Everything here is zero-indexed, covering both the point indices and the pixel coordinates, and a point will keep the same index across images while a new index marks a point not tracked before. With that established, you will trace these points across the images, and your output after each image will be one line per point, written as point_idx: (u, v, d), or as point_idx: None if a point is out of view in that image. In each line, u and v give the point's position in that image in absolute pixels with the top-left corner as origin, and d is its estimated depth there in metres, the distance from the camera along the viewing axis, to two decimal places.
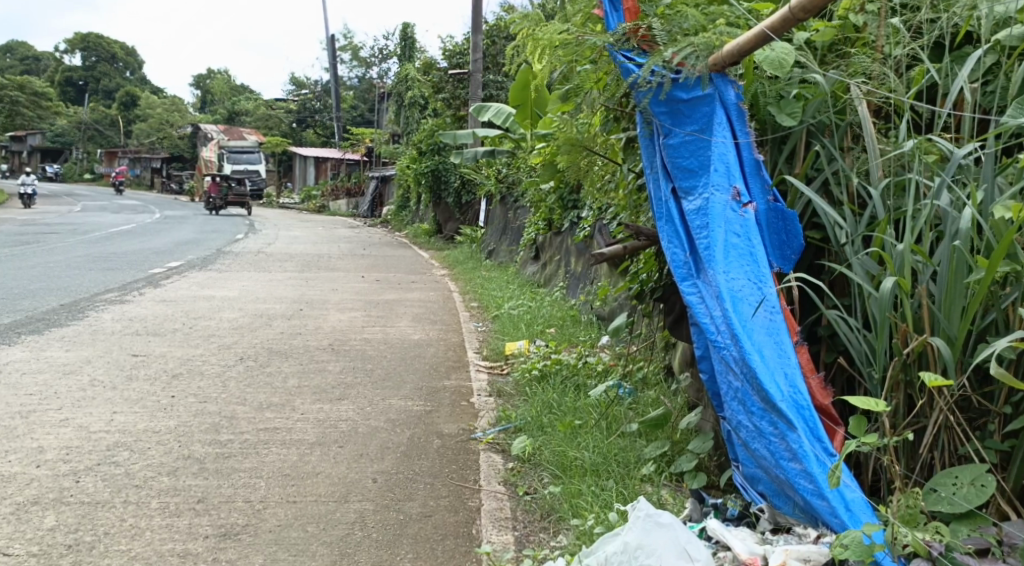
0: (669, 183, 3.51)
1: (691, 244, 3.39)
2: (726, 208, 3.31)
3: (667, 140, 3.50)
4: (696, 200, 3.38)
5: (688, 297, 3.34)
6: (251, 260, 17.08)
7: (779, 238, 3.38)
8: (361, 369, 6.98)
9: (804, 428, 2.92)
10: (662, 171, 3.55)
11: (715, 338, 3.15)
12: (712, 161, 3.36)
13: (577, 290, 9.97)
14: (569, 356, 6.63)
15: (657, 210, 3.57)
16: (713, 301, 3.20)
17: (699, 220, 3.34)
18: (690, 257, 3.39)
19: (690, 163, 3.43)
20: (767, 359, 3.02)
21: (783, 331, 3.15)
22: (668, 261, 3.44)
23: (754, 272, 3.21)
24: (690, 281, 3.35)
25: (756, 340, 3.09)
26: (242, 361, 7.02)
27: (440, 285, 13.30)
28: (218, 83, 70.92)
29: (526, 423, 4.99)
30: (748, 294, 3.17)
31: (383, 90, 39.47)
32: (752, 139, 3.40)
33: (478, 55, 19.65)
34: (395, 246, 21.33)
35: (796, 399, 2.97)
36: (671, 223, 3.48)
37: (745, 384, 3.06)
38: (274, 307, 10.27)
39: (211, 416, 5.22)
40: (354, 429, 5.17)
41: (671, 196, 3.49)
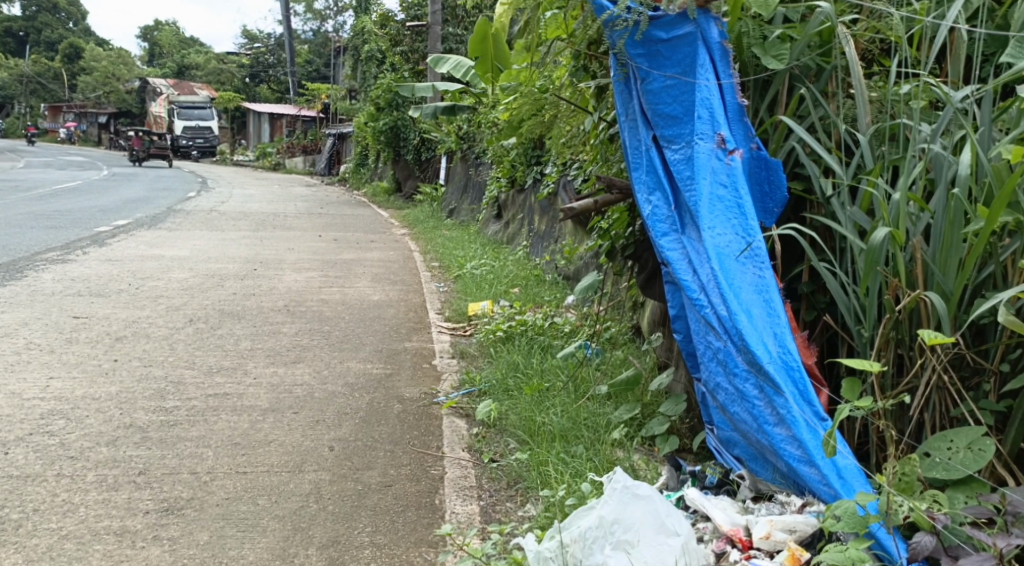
0: (649, 131, 3.29)
1: (673, 196, 3.19)
2: (712, 156, 3.11)
3: (647, 84, 3.28)
4: (681, 148, 3.18)
5: (668, 252, 3.14)
6: (203, 218, 16.61)
7: (762, 190, 3.21)
8: (317, 331, 6.70)
9: (793, 391, 2.75)
10: (641, 118, 3.34)
11: (700, 296, 2.96)
12: (697, 106, 3.17)
13: (541, 249, 9.75)
14: (533, 317, 6.42)
15: (633, 161, 3.35)
16: (699, 256, 3.01)
17: (685, 170, 3.15)
18: (671, 210, 3.18)
19: (673, 110, 3.23)
20: (755, 317, 2.85)
21: (773, 288, 2.97)
22: (647, 215, 3.23)
23: (742, 224, 3.03)
24: (671, 236, 3.15)
25: (743, 298, 2.91)
26: (192, 323, 6.76)
27: (399, 244, 13.00)
28: (168, 37, 68.98)
29: (491, 387, 4.76)
30: (735, 249, 3.00)
31: (339, 45, 38.63)
32: (737, 82, 3.21)
33: (437, 8, 19.16)
34: (353, 205, 20.91)
35: (786, 359, 2.80)
36: (651, 174, 3.26)
37: (729, 345, 2.88)
38: (227, 267, 9.93)
39: (157, 383, 4.95)
40: (309, 394, 4.92)
41: (651, 145, 3.27)
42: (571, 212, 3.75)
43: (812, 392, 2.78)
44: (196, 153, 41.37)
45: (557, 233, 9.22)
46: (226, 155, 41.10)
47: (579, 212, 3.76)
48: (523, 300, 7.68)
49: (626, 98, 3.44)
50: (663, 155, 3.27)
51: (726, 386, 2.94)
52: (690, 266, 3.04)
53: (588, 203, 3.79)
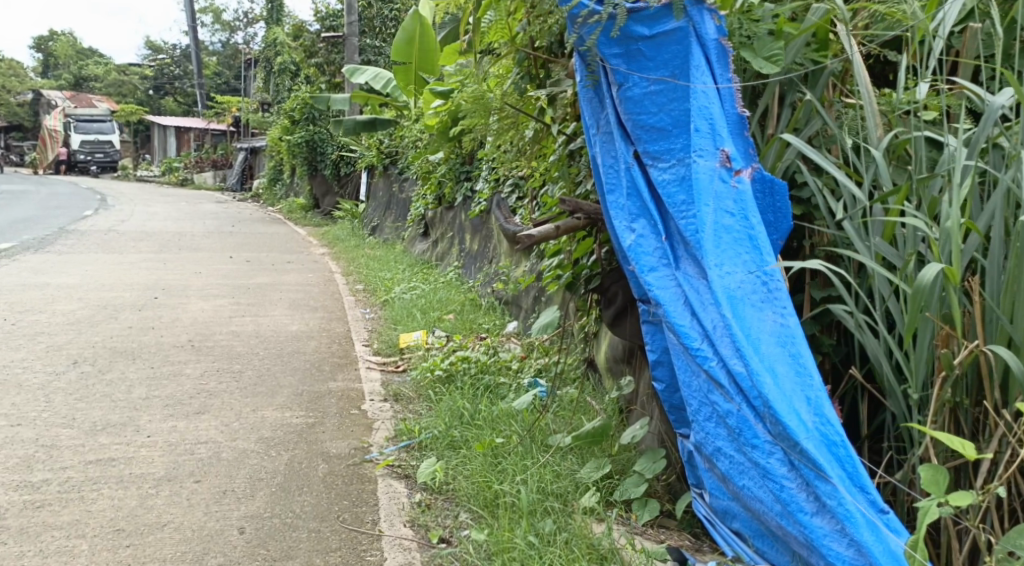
0: (629, 146, 2.79)
1: (662, 224, 2.69)
2: (714, 176, 2.63)
3: (626, 90, 2.79)
4: (672, 166, 2.69)
5: (656, 291, 2.63)
6: (101, 239, 15.55)
7: (765, 217, 2.75)
8: (225, 371, 5.94)
9: (842, 474, 2.23)
10: (618, 129, 2.84)
11: (704, 347, 2.45)
12: (692, 117, 2.69)
13: (475, 270, 9.11)
14: (475, 350, 5.78)
15: (608, 181, 2.84)
16: (702, 297, 2.52)
17: (677, 193, 2.66)
18: (661, 240, 2.69)
19: (660, 120, 2.74)
20: (783, 378, 2.34)
21: (800, 340, 2.46)
22: (629, 245, 2.72)
23: (755, 261, 2.54)
24: (662, 272, 2.65)
25: (764, 353, 2.41)
26: (77, 366, 6.01)
27: (319, 265, 12.22)
28: (70, 48, 66.35)
29: (432, 440, 4.10)
30: (748, 292, 2.50)
31: (251, 58, 37.42)
32: (735, 88, 2.75)
33: (353, 18, 18.42)
34: (269, 222, 19.94)
35: (824, 431, 2.29)
36: (633, 197, 2.77)
37: (745, 410, 2.35)
38: (125, 296, 9.03)
39: (27, 450, 4.18)
40: (215, 454, 4.18)
41: (633, 161, 2.77)
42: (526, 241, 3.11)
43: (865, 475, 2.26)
44: (98, 170, 39.49)
45: (493, 255, 8.60)
46: (131, 169, 39.23)
47: (537, 241, 3.13)
48: (459, 329, 7.01)
49: (596, 107, 2.94)
50: (646, 174, 2.77)
51: (732, 457, 2.40)
52: (689, 310, 2.54)
53: (548, 229, 3.16)
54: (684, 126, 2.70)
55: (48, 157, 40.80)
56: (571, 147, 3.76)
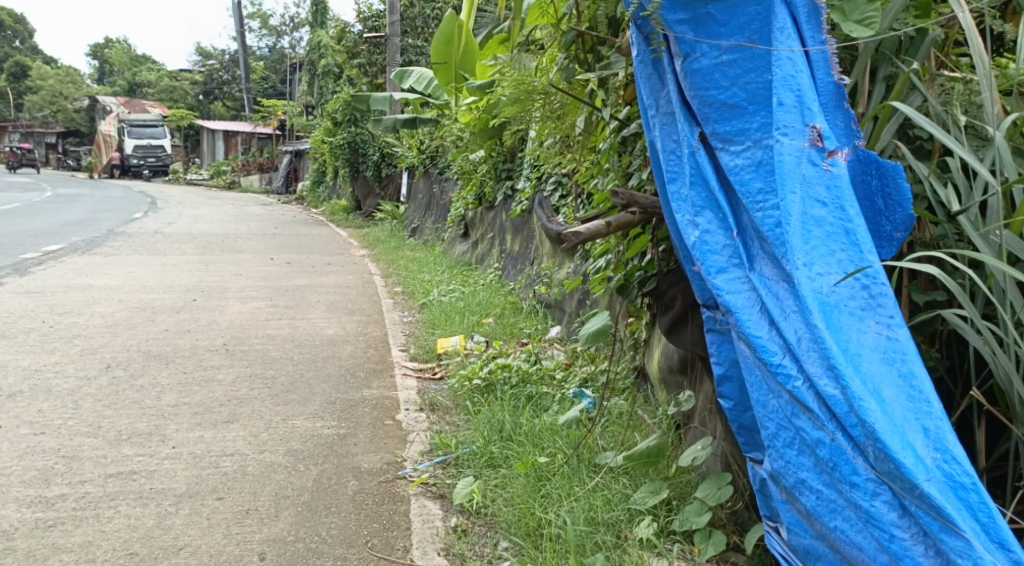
0: (694, 128, 2.48)
1: (733, 218, 2.38)
2: (802, 159, 2.32)
3: (694, 63, 2.48)
4: (746, 149, 2.37)
5: (725, 296, 2.31)
6: (145, 241, 15.53)
7: (874, 203, 2.40)
8: (258, 378, 5.70)
9: (973, 525, 1.91)
10: (680, 107, 2.53)
11: (789, 362, 2.14)
12: (772, 92, 2.38)
13: (515, 272, 8.80)
14: (516, 356, 5.47)
15: (670, 167, 2.51)
16: (785, 302, 2.20)
17: (754, 179, 2.34)
18: (731, 236, 2.37)
19: (734, 96, 2.43)
20: (892, 404, 2.02)
21: (907, 353, 2.14)
22: (693, 242, 2.40)
23: (852, 260, 2.22)
24: (732, 273, 2.33)
25: (866, 370, 2.09)
26: (108, 371, 5.82)
27: (358, 267, 12.02)
28: (120, 54, 67.48)
29: (471, 455, 3.80)
30: (844, 299, 2.18)
31: (296, 61, 37.60)
32: (829, 50, 2.43)
33: (396, 18, 18.27)
34: (311, 224, 19.84)
35: (948, 469, 1.97)
36: (698, 185, 2.45)
37: (845, 441, 2.04)
38: (164, 298, 8.88)
39: (46, 461, 3.96)
40: (240, 468, 3.92)
41: (699, 146, 2.46)
42: (573, 239, 2.81)
43: (997, 521, 1.94)
44: (147, 173, 39.94)
45: (535, 256, 8.29)
46: (178, 172, 39.59)
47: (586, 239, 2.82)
48: (499, 334, 6.70)
49: (655, 86, 2.64)
50: (713, 158, 2.46)
51: (818, 494, 2.13)
52: (767, 317, 2.23)
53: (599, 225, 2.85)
54: (761, 102, 2.38)
55: (99, 160, 41.40)
56: (623, 134, 3.44)
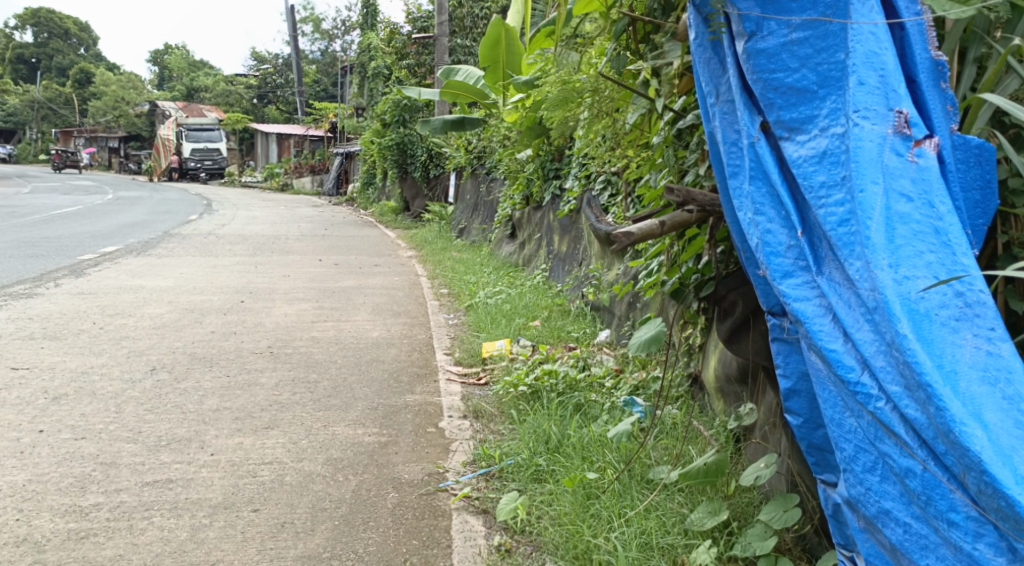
0: (755, 117, 2.30)
1: (799, 215, 2.17)
2: (884, 146, 2.08)
3: (760, 42, 2.29)
4: (812, 138, 2.17)
5: (795, 303, 2.12)
6: (198, 242, 15.64)
7: (970, 197, 2.19)
8: (302, 382, 5.57)
9: None
10: (742, 93, 2.35)
11: (868, 380, 1.94)
12: (845, 73, 2.15)
13: (563, 273, 8.59)
14: (563, 362, 5.28)
15: (731, 162, 2.34)
16: (858, 310, 2.00)
17: (819, 173, 2.13)
18: (796, 236, 2.18)
19: (803, 79, 2.22)
20: (997, 431, 1.79)
21: (1009, 368, 1.89)
22: (755, 242, 2.23)
23: (944, 263, 1.98)
24: (798, 277, 2.14)
25: (964, 391, 1.85)
26: (152, 373, 5.75)
27: (405, 268, 11.92)
28: (177, 58, 68.64)
29: (516, 467, 3.61)
30: (935, 306, 1.94)
31: (346, 64, 37.83)
32: (923, 24, 2.21)
33: (445, 18, 18.19)
34: (360, 225, 19.85)
35: None
36: (757, 180, 2.26)
37: (941, 473, 1.83)
38: (212, 300, 8.84)
39: (83, 467, 3.86)
40: (278, 478, 3.78)
41: (760, 135, 2.27)
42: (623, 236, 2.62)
43: None
44: (203, 175, 40.49)
45: (583, 256, 8.09)
46: (233, 175, 40.02)
47: (637, 238, 2.63)
48: (546, 338, 6.49)
49: (715, 72, 2.46)
50: (777, 149, 2.26)
51: (905, 527, 1.93)
52: (840, 327, 2.03)
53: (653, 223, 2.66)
54: (832, 86, 2.17)
55: (156, 163, 42.10)
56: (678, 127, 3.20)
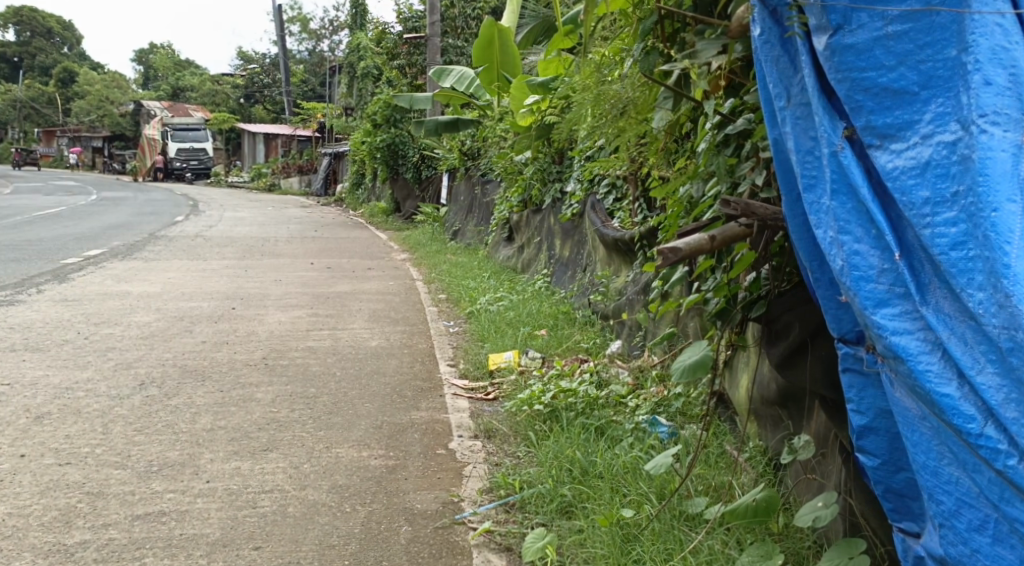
0: (839, 123, 2.07)
1: (894, 235, 1.94)
2: (1017, 156, 1.79)
3: (847, 37, 2.06)
4: (911, 147, 1.92)
5: (892, 338, 1.91)
6: (185, 245, 15.31)
7: None
8: (300, 397, 5.28)
9: None
10: (822, 96, 2.12)
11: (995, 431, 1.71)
12: (956, 71, 1.88)
13: (566, 279, 8.33)
14: (577, 378, 5.02)
15: (806, 174, 2.15)
16: (978, 346, 1.75)
17: (924, 188, 1.88)
18: (891, 259, 1.94)
19: (900, 79, 1.97)
20: None
21: None
22: (842, 266, 2.02)
23: None
24: (895, 306, 1.92)
25: None
26: (141, 387, 5.45)
27: (400, 272, 11.63)
28: (162, 58, 68.10)
29: (541, 498, 3.35)
30: None
31: (335, 64, 37.50)
32: None
33: (437, 17, 17.91)
34: (350, 227, 19.54)
35: None
36: (842, 195, 2.05)
37: None
38: (202, 307, 8.54)
39: (67, 498, 3.57)
40: (280, 509, 3.50)
41: (844, 144, 2.05)
42: (671, 252, 2.39)
43: None
44: (190, 176, 40.04)
45: (588, 261, 7.83)
46: (220, 175, 39.58)
47: (686, 254, 2.40)
48: (555, 350, 6.23)
49: (785, 71, 2.25)
50: (865, 158, 2.03)
51: None
52: (953, 367, 1.80)
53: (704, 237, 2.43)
54: (938, 87, 1.91)
55: (142, 163, 41.61)
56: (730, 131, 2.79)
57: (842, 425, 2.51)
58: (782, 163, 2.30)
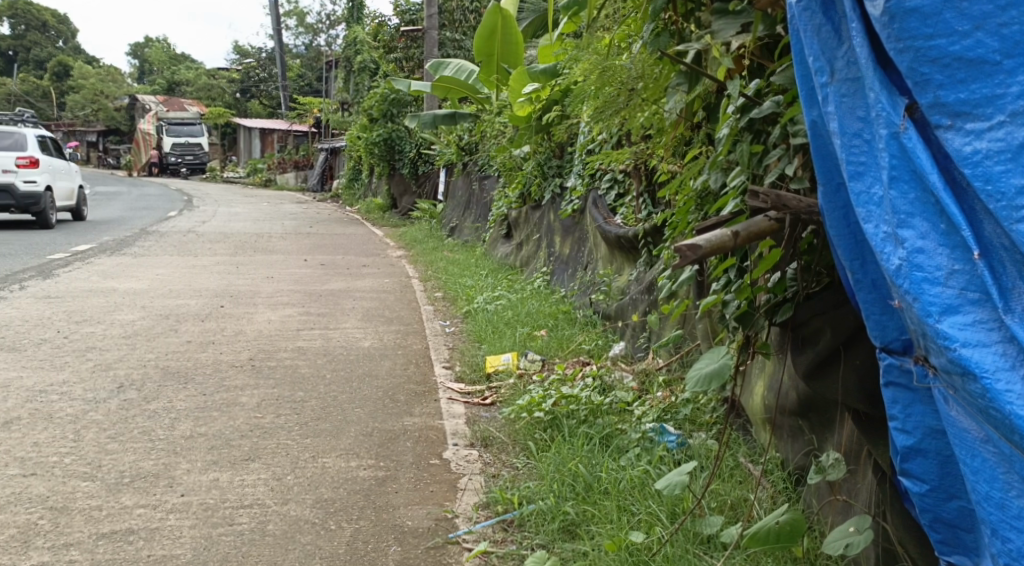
0: (899, 99, 1.77)
1: (969, 231, 1.66)
2: None
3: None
4: (996, 126, 1.62)
5: (962, 351, 1.64)
6: (177, 241, 15.03)
7: None
8: (286, 402, 5.01)
9: None
10: (878, 67, 1.81)
11: None
12: None
13: (566, 277, 8.06)
14: (579, 383, 4.76)
15: (857, 159, 1.89)
16: None
17: (1015, 177, 1.59)
18: (966, 259, 1.66)
19: (977, 46, 1.64)
20: None
21: None
22: (901, 265, 1.75)
23: None
24: (967, 314, 1.65)
25: None
26: (121, 390, 5.19)
27: (395, 269, 11.37)
28: (159, 53, 67.71)
29: (542, 517, 3.10)
30: None
31: (332, 59, 37.20)
32: None
33: (434, 11, 17.62)
34: (346, 223, 19.27)
35: None
36: (903, 183, 1.76)
37: None
38: (190, 305, 8.27)
39: (29, 515, 3.31)
40: (259, 527, 3.24)
41: (907, 123, 1.75)
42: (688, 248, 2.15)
43: None
44: (186, 171, 39.72)
45: (589, 259, 7.57)
46: (216, 170, 39.24)
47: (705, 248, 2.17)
48: (556, 352, 5.97)
49: (827, 42, 1.98)
50: (932, 140, 1.73)
51: None
52: None
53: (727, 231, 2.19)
54: None
55: (137, 158, 41.28)
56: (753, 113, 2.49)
57: (877, 440, 2.26)
58: (823, 147, 2.03)
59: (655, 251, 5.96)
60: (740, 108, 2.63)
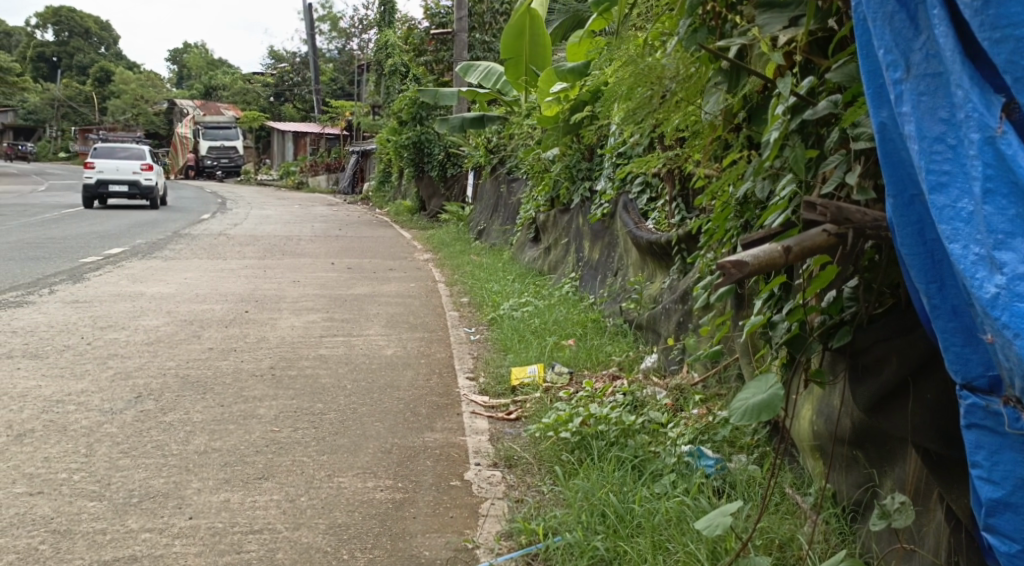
0: (994, 97, 1.55)
1: None
2: None
3: None
4: None
5: None
6: (206, 243, 14.98)
7: None
8: (305, 414, 4.83)
9: None
10: (968, 61, 1.60)
11: None
12: None
13: (595, 283, 7.81)
14: (609, 399, 4.53)
15: (939, 167, 1.65)
16: None
17: None
18: None
19: None
20: None
21: None
22: (997, 292, 1.50)
23: None
24: None
25: None
26: (137, 400, 5.03)
27: (422, 273, 11.19)
28: (194, 56, 68.31)
29: (570, 553, 2.90)
30: None
31: (363, 61, 37.20)
32: None
33: (464, 12, 17.44)
34: (375, 225, 19.15)
35: None
36: (1000, 195, 1.52)
37: None
38: (214, 310, 8.14)
39: (30, 538, 3.14)
40: (268, 555, 3.05)
41: (1004, 125, 1.53)
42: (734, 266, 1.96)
43: None
44: (219, 173, 39.94)
45: (619, 265, 7.34)
46: (248, 172, 39.41)
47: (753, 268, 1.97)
48: (584, 363, 5.74)
49: (902, 32, 1.76)
50: None
51: None
52: None
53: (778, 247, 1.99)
54: None
55: (171, 160, 41.58)
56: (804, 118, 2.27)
57: (950, 485, 2.05)
58: (894, 154, 1.81)
59: (689, 259, 5.72)
60: (791, 109, 2.40)
